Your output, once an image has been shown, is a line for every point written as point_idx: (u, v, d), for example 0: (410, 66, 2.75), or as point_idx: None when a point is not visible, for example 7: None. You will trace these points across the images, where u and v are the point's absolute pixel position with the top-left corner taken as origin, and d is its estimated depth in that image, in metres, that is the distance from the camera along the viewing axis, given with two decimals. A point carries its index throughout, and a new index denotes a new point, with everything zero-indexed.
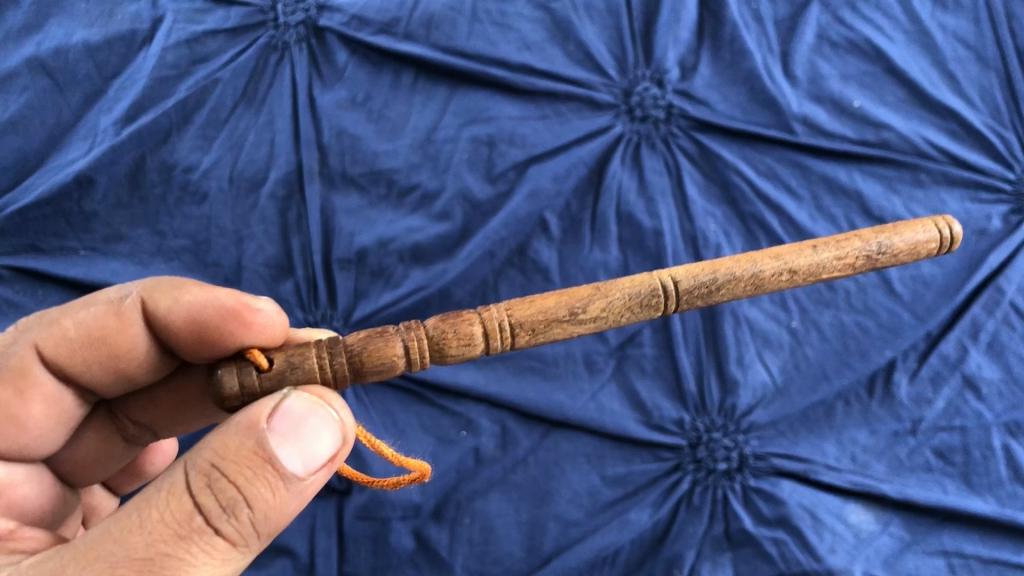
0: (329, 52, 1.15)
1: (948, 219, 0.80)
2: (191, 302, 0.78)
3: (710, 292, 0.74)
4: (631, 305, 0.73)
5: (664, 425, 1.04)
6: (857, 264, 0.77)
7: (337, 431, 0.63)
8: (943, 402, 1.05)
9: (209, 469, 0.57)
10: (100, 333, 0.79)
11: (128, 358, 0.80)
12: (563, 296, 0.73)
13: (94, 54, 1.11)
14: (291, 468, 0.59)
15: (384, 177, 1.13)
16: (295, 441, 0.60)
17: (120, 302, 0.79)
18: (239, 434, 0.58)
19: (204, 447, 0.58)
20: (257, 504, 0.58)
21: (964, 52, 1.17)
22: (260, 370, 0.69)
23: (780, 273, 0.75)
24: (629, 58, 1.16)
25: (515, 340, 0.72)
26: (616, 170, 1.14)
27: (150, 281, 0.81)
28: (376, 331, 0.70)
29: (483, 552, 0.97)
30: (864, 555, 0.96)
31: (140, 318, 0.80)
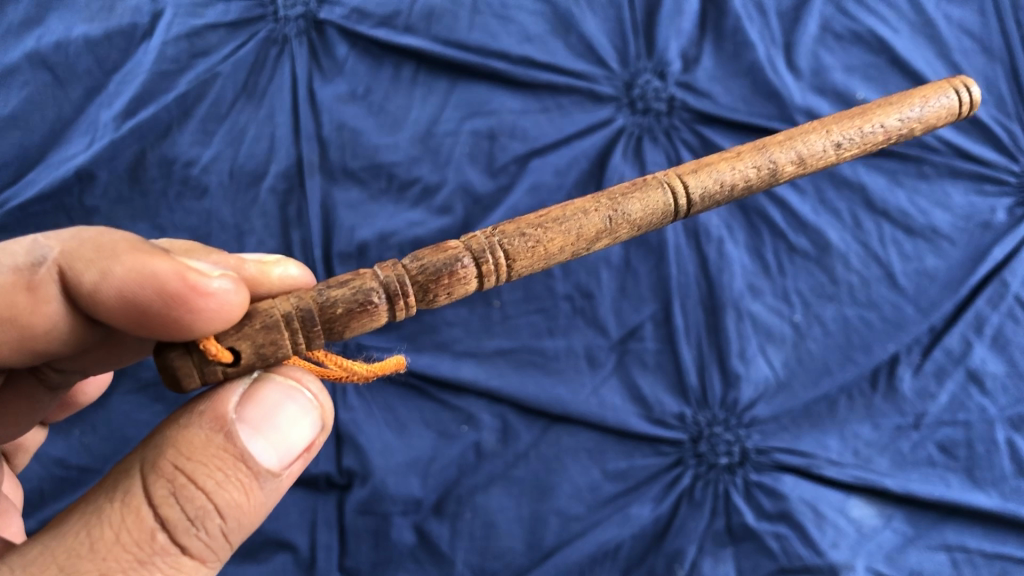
0: (329, 45, 1.14)
1: (965, 82, 0.87)
2: (125, 277, 0.61)
3: (723, 195, 0.74)
4: (643, 220, 0.70)
5: (665, 419, 1.03)
6: (876, 141, 0.81)
7: (316, 418, 0.63)
8: (947, 396, 1.04)
9: (173, 474, 0.56)
10: (7, 312, 0.64)
11: (46, 336, 0.67)
12: (564, 217, 0.68)
13: (95, 49, 1.11)
14: (265, 463, 0.58)
15: (385, 171, 1.12)
16: (267, 433, 0.59)
17: (33, 272, 0.64)
18: (205, 429, 0.57)
19: (165, 448, 0.57)
20: (229, 510, 0.57)
21: (970, 44, 1.16)
22: (225, 364, 0.61)
23: (799, 167, 0.77)
24: (631, 49, 1.16)
25: (511, 275, 0.67)
26: (618, 164, 1.12)
27: (72, 242, 0.64)
28: (359, 304, 0.62)
29: (484, 547, 0.97)
30: (866, 550, 0.96)
31: (58, 291, 0.65)
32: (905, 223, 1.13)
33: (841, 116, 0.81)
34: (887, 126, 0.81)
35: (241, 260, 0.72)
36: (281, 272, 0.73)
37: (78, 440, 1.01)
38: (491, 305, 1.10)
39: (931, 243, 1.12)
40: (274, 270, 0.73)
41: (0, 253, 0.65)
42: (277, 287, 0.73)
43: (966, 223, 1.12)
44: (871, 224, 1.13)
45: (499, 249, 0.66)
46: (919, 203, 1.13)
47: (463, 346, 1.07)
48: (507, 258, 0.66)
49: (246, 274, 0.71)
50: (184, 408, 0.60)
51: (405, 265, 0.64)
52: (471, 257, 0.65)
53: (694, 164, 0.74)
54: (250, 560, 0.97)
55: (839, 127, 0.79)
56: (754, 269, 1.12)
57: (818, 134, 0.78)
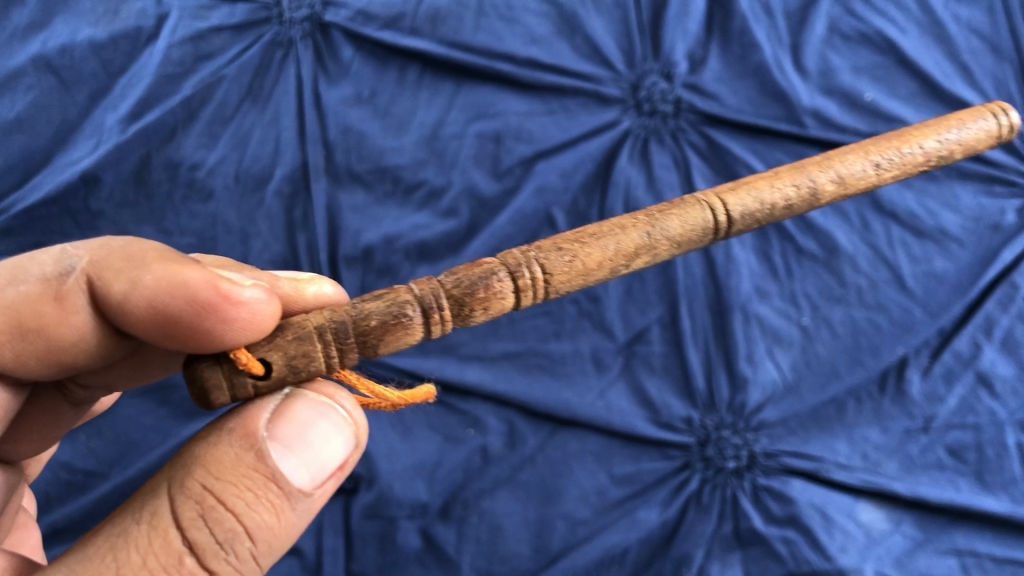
0: (334, 47, 1.14)
1: (1005, 107, 0.85)
2: (154, 286, 0.62)
3: (764, 214, 0.73)
4: (684, 237, 0.69)
5: (672, 423, 1.03)
6: (916, 166, 0.79)
7: (350, 436, 0.61)
8: (956, 399, 1.03)
9: (201, 495, 0.55)
10: (34, 323, 0.64)
11: (73, 349, 0.67)
12: (602, 235, 0.67)
13: (100, 52, 1.11)
14: (296, 483, 0.57)
15: (390, 174, 1.12)
16: (300, 451, 0.58)
17: (61, 281, 0.64)
18: (235, 448, 0.56)
19: (193, 468, 0.56)
20: (259, 533, 0.55)
21: (979, 43, 1.15)
22: (255, 377, 0.60)
23: (839, 190, 0.75)
24: (637, 50, 1.15)
25: (548, 293, 0.66)
26: (624, 166, 1.12)
27: (101, 252, 0.65)
28: (394, 318, 0.62)
29: (491, 552, 0.97)
30: (875, 554, 0.95)
31: (86, 303, 0.65)
32: (913, 225, 1.12)
33: (879, 138, 0.79)
34: (928, 147, 0.79)
35: (276, 278, 0.73)
36: (316, 290, 0.75)
37: (84, 444, 1.01)
38: None
39: (940, 244, 1.11)
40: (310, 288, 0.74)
41: (29, 263, 0.66)
42: (311, 304, 0.74)
43: (975, 225, 1.11)
44: (880, 226, 1.13)
45: (536, 264, 0.64)
46: (927, 205, 1.13)
47: (469, 349, 1.07)
48: (543, 273, 0.65)
49: (281, 292, 0.72)
50: (213, 425, 0.59)
51: (441, 281, 0.64)
52: (508, 272, 0.64)
53: (731, 183, 0.73)
54: None
55: (877, 148, 0.77)
56: (762, 272, 1.11)
57: (856, 156, 0.76)
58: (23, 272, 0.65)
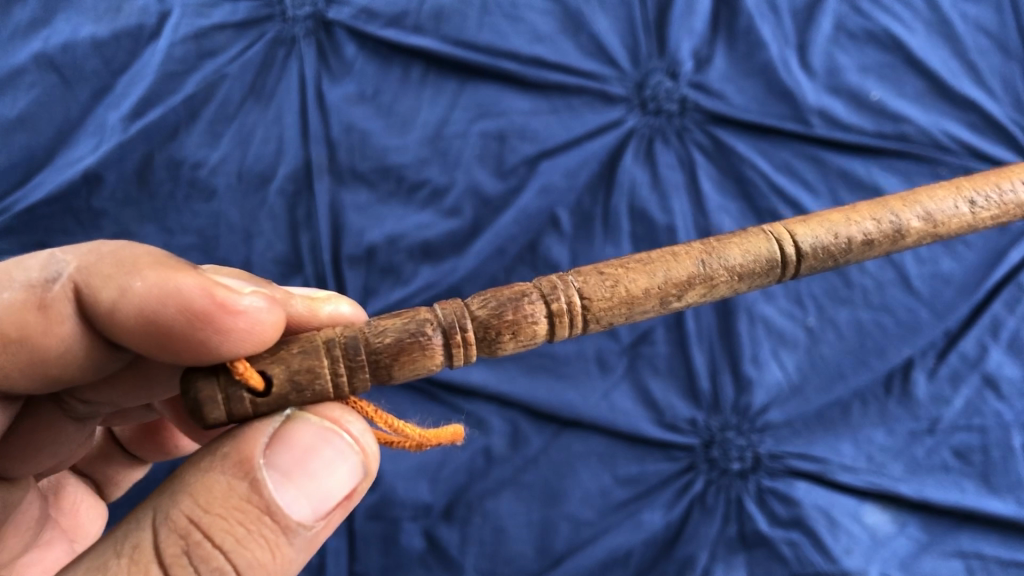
0: (337, 45, 1.13)
1: None
2: (144, 294, 0.62)
3: (837, 253, 0.71)
4: (745, 274, 0.68)
5: (676, 424, 1.02)
6: (1014, 208, 0.77)
7: (355, 464, 0.59)
8: (962, 401, 1.03)
9: (186, 529, 0.54)
10: (18, 332, 0.64)
11: (59, 360, 0.67)
12: (660, 269, 0.66)
13: (102, 50, 1.10)
14: (295, 516, 0.56)
15: (393, 173, 1.11)
16: (298, 483, 0.56)
17: (47, 289, 0.64)
18: (226, 477, 0.55)
19: (181, 497, 0.55)
20: (251, 570, 0.54)
21: (986, 42, 1.14)
22: (254, 393, 0.59)
23: (925, 228, 0.73)
24: (641, 49, 1.14)
25: (585, 327, 0.65)
26: (629, 166, 1.12)
27: (89, 258, 0.64)
28: (410, 335, 0.61)
29: (494, 553, 0.97)
30: (880, 556, 0.95)
31: (72, 311, 0.65)
32: None
33: (974, 176, 0.78)
34: None
35: (289, 295, 0.73)
36: (331, 308, 0.74)
37: None
38: None
39: (947, 244, 1.10)
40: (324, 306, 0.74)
41: (16, 269, 0.65)
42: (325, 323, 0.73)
43: None
44: None
45: (576, 293, 0.64)
46: None
47: None
48: (583, 301, 0.64)
49: (293, 312, 0.72)
50: (207, 447, 0.59)
51: (468, 304, 0.64)
52: (542, 297, 0.64)
53: (805, 216, 0.72)
54: None
55: (972, 186, 0.76)
56: None
57: (947, 193, 0.75)
58: (8, 279, 0.64)
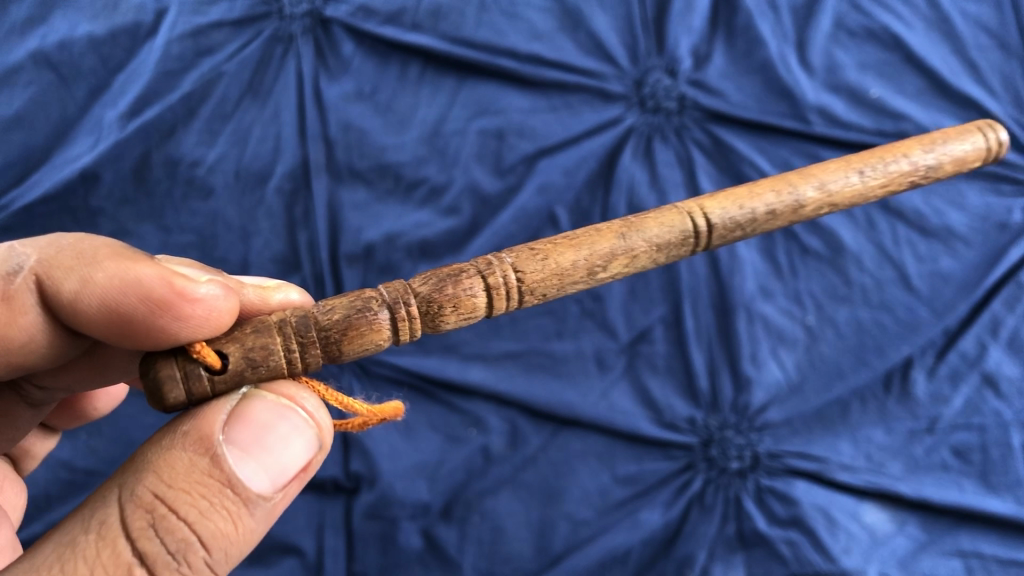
0: (334, 42, 1.13)
1: (996, 126, 0.82)
2: (105, 285, 0.62)
3: (745, 226, 0.71)
4: (661, 246, 0.68)
5: (675, 423, 1.02)
6: (901, 185, 0.77)
7: (311, 438, 0.59)
8: (961, 399, 1.03)
9: (152, 504, 0.53)
10: None
11: (24, 350, 0.68)
12: (583, 244, 0.66)
13: (99, 48, 1.10)
14: (255, 488, 0.55)
15: (391, 172, 1.11)
16: (256, 456, 0.56)
17: (9, 281, 0.64)
18: (189, 452, 0.55)
19: (145, 475, 0.54)
20: (216, 541, 0.54)
21: (987, 40, 1.13)
22: (211, 371, 0.59)
23: (823, 198, 0.74)
24: (640, 46, 1.13)
25: (521, 303, 0.65)
26: (628, 164, 1.12)
27: (49, 250, 0.64)
28: (358, 311, 0.61)
29: (493, 552, 0.97)
30: (879, 556, 0.95)
31: (35, 303, 0.65)
32: (919, 224, 1.11)
33: (865, 153, 0.78)
34: (915, 162, 0.77)
35: (241, 284, 0.71)
36: (282, 296, 0.74)
37: (85, 443, 1.00)
38: None
39: (946, 244, 1.10)
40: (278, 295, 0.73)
41: None
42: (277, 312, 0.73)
43: (982, 224, 1.10)
44: (885, 225, 1.12)
45: (507, 267, 0.64)
46: (933, 203, 1.12)
47: (471, 349, 1.06)
48: (517, 275, 0.64)
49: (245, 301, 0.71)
50: (166, 427, 0.57)
51: (409, 282, 0.64)
52: (478, 273, 0.64)
53: (714, 193, 0.72)
54: (257, 565, 0.96)
55: (859, 162, 0.76)
56: (766, 271, 1.10)
57: (837, 167, 0.75)
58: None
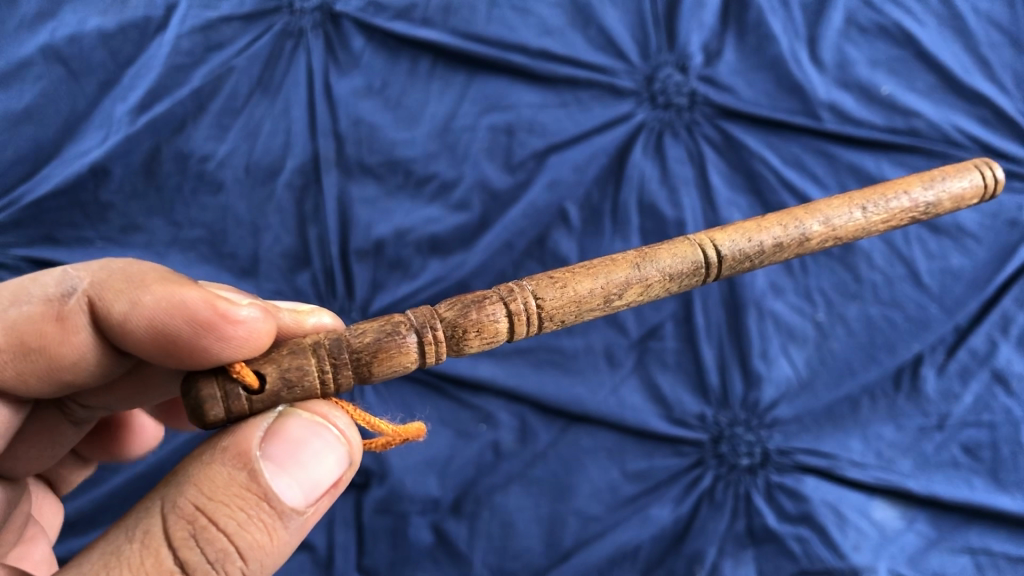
0: (344, 37, 1.12)
1: (991, 164, 0.85)
2: (153, 305, 0.63)
3: (754, 258, 0.72)
4: (673, 277, 0.68)
5: (685, 419, 1.02)
6: (902, 221, 0.78)
7: (343, 455, 0.59)
8: (971, 396, 1.03)
9: (193, 515, 0.53)
10: (37, 342, 0.65)
11: (73, 368, 0.67)
12: (599, 274, 0.66)
13: (108, 42, 1.09)
14: (289, 502, 0.55)
15: (402, 167, 1.11)
16: (292, 471, 0.56)
17: (62, 302, 0.64)
18: (227, 467, 0.54)
19: (185, 487, 0.54)
20: (252, 552, 0.54)
21: (999, 36, 1.12)
22: (248, 391, 0.58)
23: (829, 232, 0.74)
24: (651, 42, 1.13)
25: (541, 329, 0.65)
26: (638, 160, 1.12)
27: (101, 273, 0.65)
28: (388, 335, 0.61)
29: (503, 547, 0.97)
30: (889, 552, 0.95)
31: (87, 323, 0.65)
32: (930, 220, 1.10)
33: (868, 187, 0.78)
34: (916, 199, 0.78)
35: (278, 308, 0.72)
36: (315, 320, 0.74)
37: None
38: None
39: (957, 241, 1.09)
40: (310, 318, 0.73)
41: (32, 284, 0.66)
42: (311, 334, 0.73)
43: (993, 222, 1.09)
44: None
45: (528, 295, 0.64)
46: None
47: None
48: (536, 302, 0.64)
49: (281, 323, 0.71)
50: (205, 443, 0.57)
51: (436, 308, 0.64)
52: (500, 298, 0.64)
53: (723, 226, 0.72)
54: None
55: (863, 196, 0.76)
56: (777, 267, 1.10)
57: (841, 202, 0.75)
58: (25, 293, 0.65)
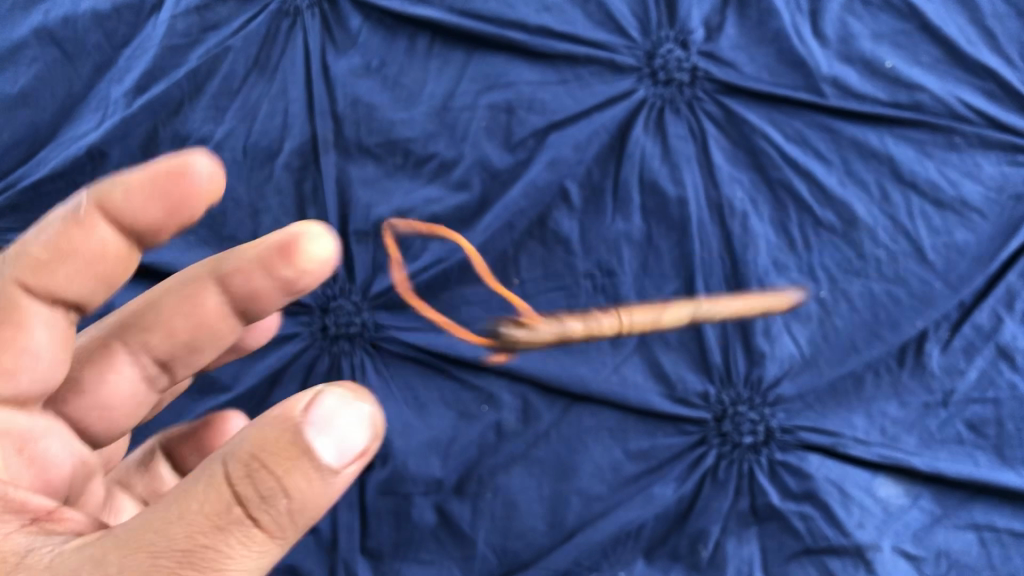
0: (342, 16, 1.13)
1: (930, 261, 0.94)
2: (131, 180, 0.68)
3: None
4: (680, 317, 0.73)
5: (688, 398, 1.02)
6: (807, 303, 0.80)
7: (371, 424, 0.55)
8: (976, 372, 1.02)
9: (247, 460, 0.52)
10: (70, 247, 0.69)
11: (109, 259, 0.71)
12: None
13: (103, 23, 1.11)
14: (326, 462, 0.53)
15: (400, 147, 1.09)
16: (327, 432, 0.53)
17: (75, 211, 0.68)
18: (274, 422, 0.53)
19: (242, 435, 0.53)
20: (296, 494, 0.53)
21: (1004, 7, 1.12)
22: None
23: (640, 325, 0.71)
24: (652, 19, 1.13)
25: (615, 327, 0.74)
26: (639, 136, 1.09)
27: (97, 184, 0.69)
28: None
29: (506, 527, 0.98)
30: (893, 530, 0.97)
31: (102, 221, 0.69)
32: (935, 196, 1.08)
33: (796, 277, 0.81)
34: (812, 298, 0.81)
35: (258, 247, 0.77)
36: (309, 248, 0.73)
37: None
38: (510, 285, 1.07)
39: (961, 216, 1.07)
40: (309, 252, 0.73)
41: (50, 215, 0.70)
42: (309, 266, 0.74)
43: (997, 196, 1.07)
44: (899, 197, 1.08)
45: None
46: (948, 175, 1.08)
47: (483, 324, 1.05)
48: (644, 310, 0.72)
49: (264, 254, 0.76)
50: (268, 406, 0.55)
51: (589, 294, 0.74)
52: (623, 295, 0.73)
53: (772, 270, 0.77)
54: None
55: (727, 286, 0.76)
56: (779, 243, 1.07)
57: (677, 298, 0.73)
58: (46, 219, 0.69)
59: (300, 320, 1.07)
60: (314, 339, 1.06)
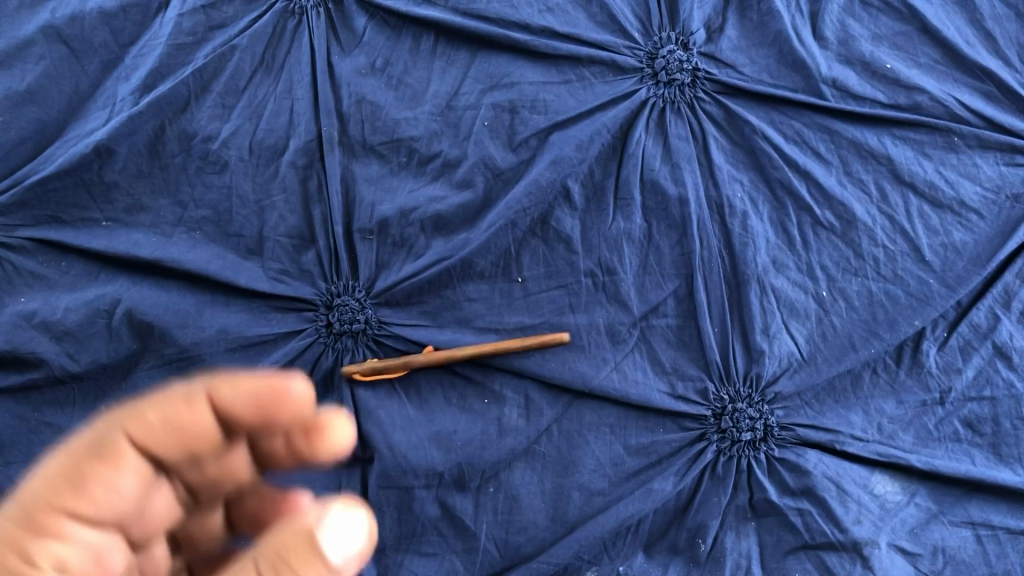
0: (347, 17, 1.15)
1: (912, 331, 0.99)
2: (242, 386, 0.70)
3: None
4: None
5: (687, 395, 1.03)
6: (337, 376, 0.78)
7: (368, 535, 0.64)
8: (973, 370, 1.03)
9: (272, 560, 0.59)
10: (175, 421, 0.70)
11: (205, 441, 0.72)
12: None
13: (110, 21, 1.12)
14: (333, 561, 0.60)
15: (405, 146, 1.11)
16: (332, 533, 0.61)
17: (188, 392, 0.70)
18: (293, 529, 0.61)
19: (267, 540, 0.61)
20: None
21: (1003, 9, 1.13)
22: None
23: None
24: (653, 20, 1.15)
25: None
26: (641, 136, 1.10)
27: (217, 376, 0.71)
28: None
29: (508, 521, 1.00)
30: (889, 526, 0.99)
31: (209, 411, 0.71)
32: (932, 196, 1.09)
33: None
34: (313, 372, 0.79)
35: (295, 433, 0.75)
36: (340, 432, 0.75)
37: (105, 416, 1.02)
38: (513, 282, 1.07)
39: (959, 216, 1.08)
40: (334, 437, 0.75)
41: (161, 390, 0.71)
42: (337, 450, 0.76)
43: (995, 196, 1.09)
44: (898, 197, 1.09)
45: None
46: (947, 175, 1.09)
47: (486, 321, 1.06)
48: None
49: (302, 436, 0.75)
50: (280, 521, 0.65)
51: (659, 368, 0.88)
52: None
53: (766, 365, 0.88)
54: None
55: None
56: (779, 243, 1.08)
57: None
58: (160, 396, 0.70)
59: (306, 316, 1.07)
60: (320, 334, 1.06)
